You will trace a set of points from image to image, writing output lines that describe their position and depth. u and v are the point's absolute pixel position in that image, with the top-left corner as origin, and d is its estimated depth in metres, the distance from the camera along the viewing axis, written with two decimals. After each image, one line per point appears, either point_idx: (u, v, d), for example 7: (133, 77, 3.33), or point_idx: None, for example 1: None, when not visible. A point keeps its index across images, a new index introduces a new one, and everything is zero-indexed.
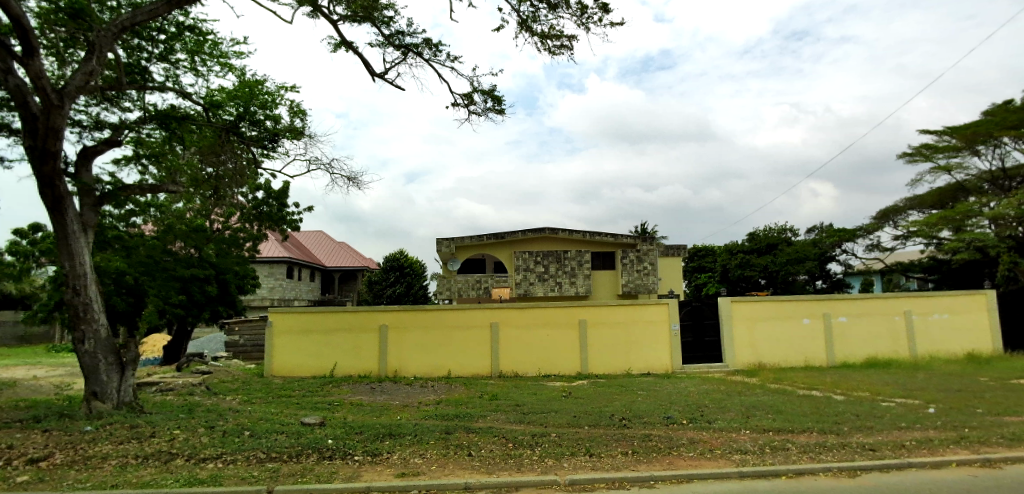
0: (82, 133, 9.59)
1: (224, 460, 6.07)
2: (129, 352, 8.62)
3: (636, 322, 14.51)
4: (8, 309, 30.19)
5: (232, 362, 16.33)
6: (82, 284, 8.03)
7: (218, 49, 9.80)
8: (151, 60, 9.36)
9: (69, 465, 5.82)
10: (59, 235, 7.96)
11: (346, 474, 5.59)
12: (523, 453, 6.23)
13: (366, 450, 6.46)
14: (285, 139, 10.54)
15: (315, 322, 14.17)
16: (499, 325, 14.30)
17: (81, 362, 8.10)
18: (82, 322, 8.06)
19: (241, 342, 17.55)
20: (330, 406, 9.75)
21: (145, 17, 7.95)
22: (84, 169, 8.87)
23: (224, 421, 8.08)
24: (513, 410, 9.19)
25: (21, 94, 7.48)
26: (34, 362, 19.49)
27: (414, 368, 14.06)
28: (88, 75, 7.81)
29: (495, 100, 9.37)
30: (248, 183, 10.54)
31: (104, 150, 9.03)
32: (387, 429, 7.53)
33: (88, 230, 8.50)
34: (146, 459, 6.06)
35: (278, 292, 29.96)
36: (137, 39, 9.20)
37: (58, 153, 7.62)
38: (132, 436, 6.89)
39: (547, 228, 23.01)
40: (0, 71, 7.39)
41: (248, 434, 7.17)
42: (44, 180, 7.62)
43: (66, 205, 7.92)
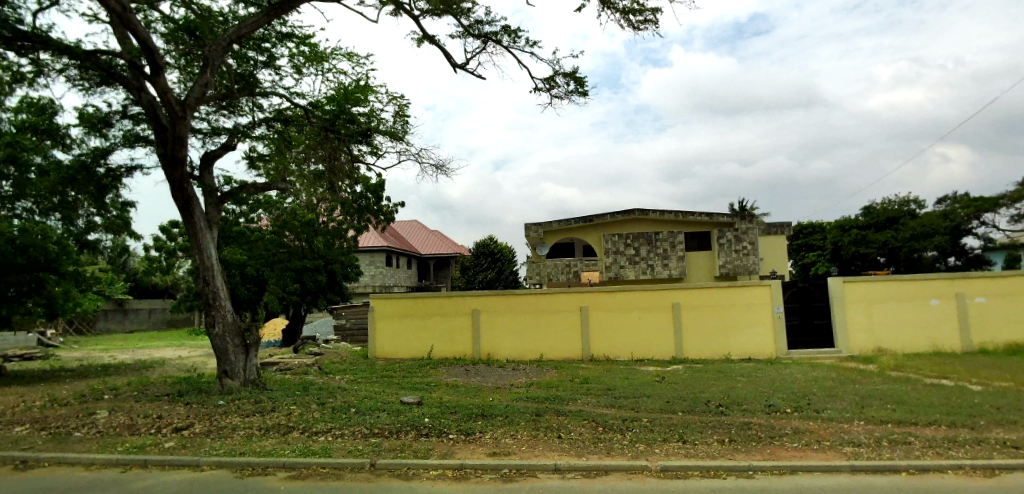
0: (205, 140, 10.67)
1: (334, 434, 6.64)
2: (253, 335, 9.59)
3: (735, 305, 13.74)
4: (157, 299, 34.82)
5: (340, 345, 17.71)
6: (211, 275, 9.04)
7: (318, 52, 10.46)
8: (258, 68, 10.21)
9: (205, 434, 6.66)
10: (190, 231, 9.01)
11: (442, 451, 5.89)
12: (613, 437, 6.18)
13: (460, 428, 6.75)
14: (380, 134, 11.08)
15: (413, 307, 14.93)
16: (589, 309, 14.20)
17: (213, 344, 9.14)
18: (211, 308, 9.08)
19: (348, 326, 18.91)
20: (428, 387, 10.24)
21: (249, 29, 8.70)
22: (207, 172, 9.90)
23: (334, 398, 8.79)
24: (603, 394, 9.10)
25: (152, 107, 8.49)
26: (179, 345, 22.30)
27: (506, 351, 14.37)
28: (204, 87, 8.69)
29: (579, 81, 9.23)
30: (349, 177, 11.15)
31: (221, 153, 10.02)
32: (480, 409, 7.81)
33: (213, 226, 9.52)
34: (267, 431, 6.77)
35: (379, 279, 31.91)
36: (245, 50, 10.05)
37: (184, 159, 8.58)
38: (256, 410, 7.73)
39: (636, 209, 22.29)
40: (135, 89, 8.43)
41: (354, 411, 7.76)
42: (174, 184, 8.66)
43: (194, 205, 8.93)
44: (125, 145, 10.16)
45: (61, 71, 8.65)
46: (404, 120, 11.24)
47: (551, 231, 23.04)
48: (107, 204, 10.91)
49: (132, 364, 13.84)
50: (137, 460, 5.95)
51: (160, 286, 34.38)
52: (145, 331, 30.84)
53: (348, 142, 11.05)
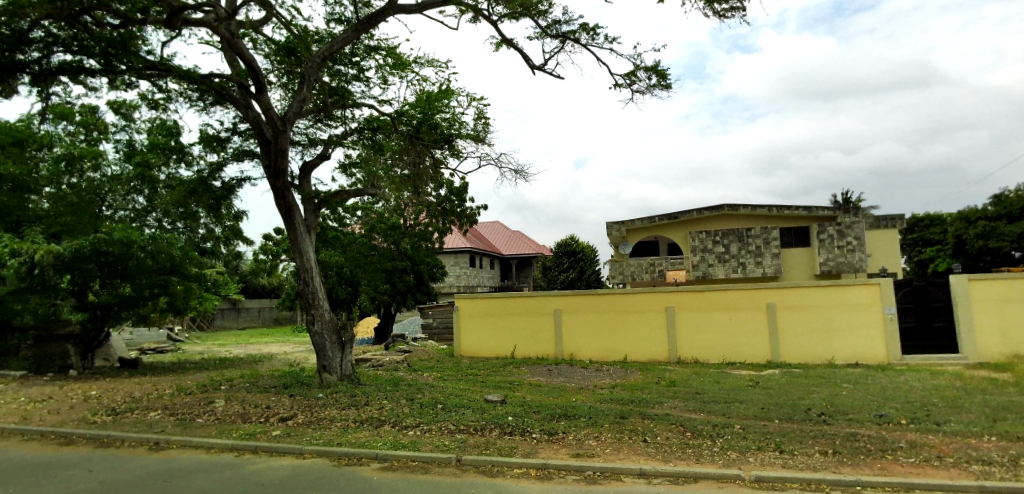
0: (304, 151, 11.51)
1: (422, 428, 6.93)
2: (348, 332, 10.21)
3: (839, 306, 12.65)
4: (266, 298, 38.12)
5: (428, 343, 18.41)
6: (310, 276, 9.74)
7: (404, 62, 10.93)
8: (349, 81, 10.85)
9: (307, 424, 7.22)
10: (291, 236, 9.77)
11: (525, 449, 5.95)
12: (702, 443, 5.92)
13: (543, 428, 6.77)
14: (462, 138, 11.37)
15: (496, 307, 15.21)
16: (675, 309, 13.72)
17: (313, 341, 9.84)
18: (311, 307, 9.78)
19: (435, 324, 19.61)
20: (512, 386, 10.38)
21: (340, 45, 9.25)
22: (306, 181, 10.68)
23: (422, 394, 9.16)
24: (691, 398, 8.75)
25: (258, 124, 9.30)
26: (285, 341, 24.24)
27: (589, 352, 14.21)
28: (301, 102, 9.36)
29: (661, 75, 8.94)
30: (433, 181, 11.56)
31: (317, 163, 10.76)
32: (563, 409, 7.79)
33: (311, 231, 10.25)
34: (362, 423, 7.20)
35: (463, 279, 32.80)
36: (338, 65, 10.71)
37: (285, 170, 9.32)
38: (351, 403, 8.25)
39: (725, 205, 21.18)
40: (243, 108, 9.26)
41: (440, 407, 8.04)
42: (277, 193, 9.42)
43: (294, 212, 9.67)
44: (236, 159, 11.20)
45: (183, 95, 9.68)
46: (485, 124, 11.48)
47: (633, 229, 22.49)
48: (222, 214, 12.10)
49: (245, 358, 15.23)
50: (249, 446, 6.56)
51: (268, 287, 37.60)
52: (257, 328, 33.83)
53: (432, 147, 11.45)
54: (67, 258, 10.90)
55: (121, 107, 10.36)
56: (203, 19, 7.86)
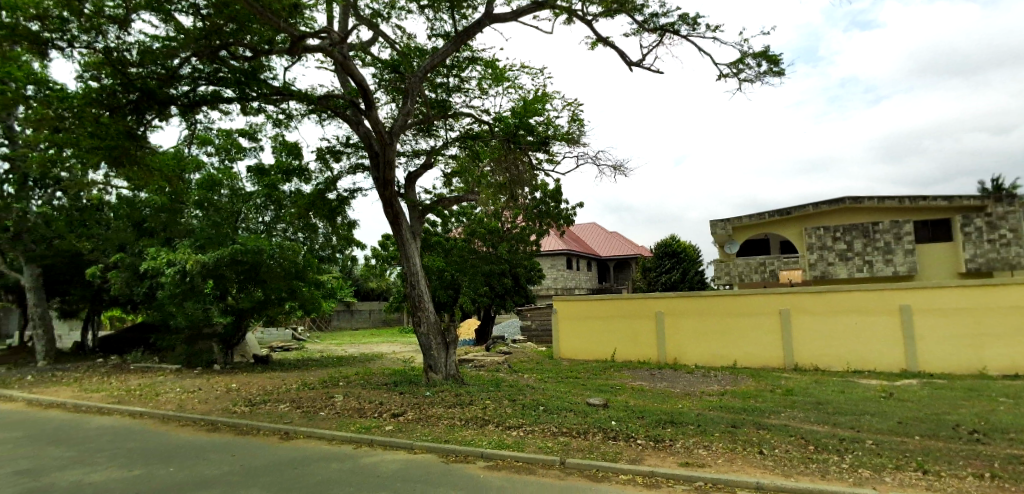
0: (408, 161, 12.12)
1: (525, 429, 7.00)
2: (451, 333, 10.60)
3: (994, 309, 10.97)
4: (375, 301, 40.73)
5: (527, 345, 18.60)
6: (416, 280, 10.24)
7: (500, 71, 11.17)
8: (450, 92, 11.27)
9: (417, 422, 7.61)
10: (398, 242, 10.35)
11: (630, 456, 5.79)
12: (828, 459, 5.40)
13: (648, 434, 6.55)
14: (558, 142, 11.38)
15: (595, 310, 15.02)
16: (790, 312, 12.70)
17: (420, 342, 10.32)
18: (417, 310, 10.27)
19: (534, 327, 19.76)
20: (613, 389, 10.17)
21: (441, 58, 9.64)
22: (411, 189, 11.26)
23: (524, 395, 9.26)
24: (812, 409, 8.02)
25: (368, 138, 9.96)
26: (393, 341, 25.72)
27: (695, 357, 13.56)
28: (406, 115, 9.88)
29: (772, 61, 8.34)
30: (530, 185, 11.68)
31: (421, 172, 11.31)
32: (669, 416, 7.48)
33: (417, 236, 10.78)
34: (467, 422, 7.44)
35: (561, 282, 32.79)
36: (439, 77, 11.17)
37: (392, 180, 9.90)
38: (457, 402, 8.53)
39: (847, 198, 19.24)
40: (355, 124, 9.96)
41: (542, 409, 8.07)
42: (386, 201, 10.03)
43: (401, 219, 10.23)
44: (349, 172, 12.06)
45: (303, 116, 10.60)
46: (579, 125, 11.42)
47: (740, 226, 21.16)
48: (337, 223, 13.10)
49: (359, 357, 16.37)
50: (366, 440, 7.02)
51: (377, 290, 40.17)
52: (368, 328, 36.26)
53: (529, 151, 11.56)
54: (212, 266, 12.40)
55: (252, 131, 11.57)
56: (321, 44, 8.55)
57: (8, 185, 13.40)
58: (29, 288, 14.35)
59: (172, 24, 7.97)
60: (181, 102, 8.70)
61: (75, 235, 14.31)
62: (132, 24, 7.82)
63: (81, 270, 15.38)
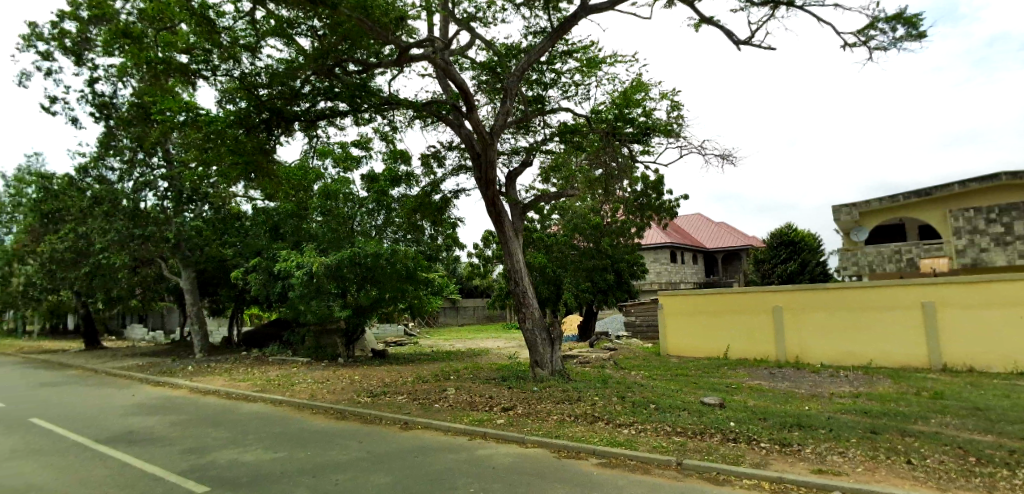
0: (508, 160, 12.32)
1: (636, 428, 6.82)
2: (556, 329, 10.64)
3: None
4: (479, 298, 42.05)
5: (632, 341, 18.17)
6: (519, 276, 10.38)
7: (595, 62, 10.96)
8: (546, 88, 11.27)
9: (527, 416, 7.72)
10: (502, 240, 10.56)
11: (753, 459, 5.42)
12: (999, 473, 4.67)
13: (773, 437, 6.09)
14: (659, 131, 10.94)
15: (704, 304, 14.31)
16: (936, 305, 11.23)
17: (526, 338, 10.45)
18: (522, 306, 10.39)
19: (637, 322, 19.38)
20: (729, 389, 9.61)
21: (538, 55, 9.65)
22: (512, 187, 11.45)
23: (633, 393, 9.02)
24: (973, 416, 6.99)
25: (469, 139, 10.24)
26: (498, 337, 26.34)
27: (820, 354, 12.45)
28: (505, 114, 10.04)
29: (910, 23, 7.39)
30: (630, 177, 11.36)
31: (521, 170, 11.44)
32: (796, 418, 6.90)
33: (518, 233, 10.93)
34: (577, 418, 7.41)
35: (665, 276, 31.69)
36: (536, 74, 11.21)
37: (494, 179, 10.10)
38: (565, 398, 8.53)
39: (1006, 173, 16.64)
40: (457, 126, 10.28)
41: (653, 407, 7.81)
42: (488, 200, 10.26)
43: (503, 217, 10.43)
44: (452, 174, 12.49)
45: (409, 123, 11.12)
46: (681, 112, 10.90)
47: (868, 211, 19.11)
48: (443, 223, 13.65)
49: (466, 352, 16.96)
50: (479, 432, 7.23)
51: (481, 288, 41.49)
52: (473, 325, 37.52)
53: (628, 143, 11.24)
54: (334, 267, 13.45)
55: (363, 141, 12.36)
56: (424, 52, 8.91)
57: (169, 201, 15.47)
58: (187, 290, 16.49)
59: (293, 47, 8.70)
60: (303, 118, 9.47)
61: (222, 242, 16.23)
62: (261, 51, 8.65)
63: (227, 273, 17.38)
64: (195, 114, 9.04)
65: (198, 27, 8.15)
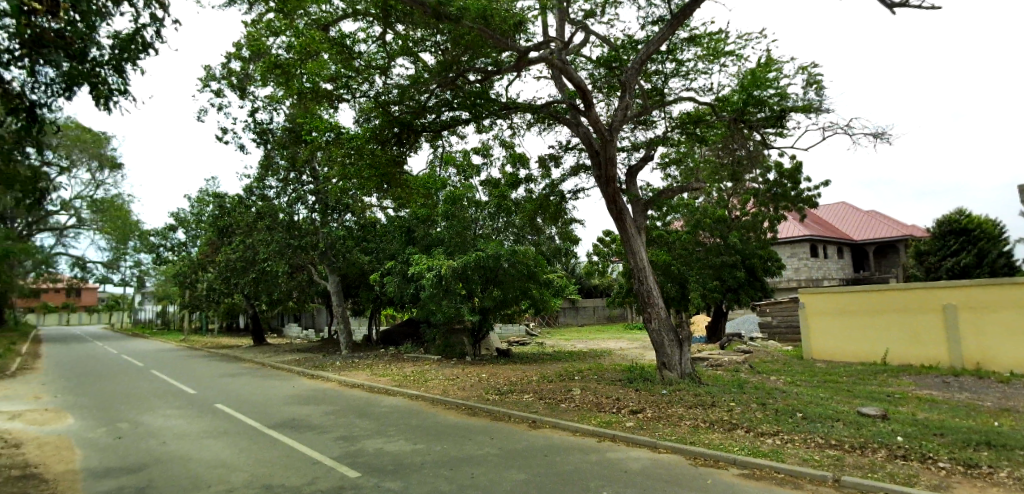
0: (628, 156, 12.04)
1: (781, 438, 6.27)
2: (685, 330, 10.23)
3: None
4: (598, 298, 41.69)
5: (768, 343, 16.82)
6: (644, 275, 10.12)
7: (718, 46, 10.31)
8: (667, 78, 10.82)
9: (657, 420, 7.47)
10: (624, 238, 10.37)
11: (931, 481, 4.71)
12: None
13: (955, 457, 5.25)
14: (796, 113, 9.97)
15: (855, 303, 12.85)
16: None
17: (652, 339, 10.17)
18: (647, 306, 10.09)
19: (774, 323, 17.98)
20: (893, 399, 8.48)
21: (657, 45, 9.30)
22: (633, 183, 11.22)
23: (776, 399, 8.31)
24: None
25: (588, 137, 10.16)
26: (620, 338, 25.89)
27: (1010, 362, 10.51)
28: (625, 109, 9.83)
29: None
30: (764, 165, 10.50)
31: (642, 165, 11.14)
32: (984, 436, 5.88)
33: (641, 230, 10.67)
34: (713, 424, 7.01)
35: (805, 272, 29.00)
36: (655, 65, 10.81)
37: (614, 177, 9.94)
38: (697, 402, 8.11)
39: None
40: (575, 125, 10.26)
41: (800, 416, 7.13)
42: (609, 198, 10.13)
43: (625, 215, 10.24)
44: (572, 174, 12.48)
45: (528, 126, 11.29)
46: (819, 89, 9.86)
47: None
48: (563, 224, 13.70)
49: (589, 353, 16.89)
50: (609, 434, 7.11)
51: (601, 288, 41.12)
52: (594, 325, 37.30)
53: (760, 128, 10.39)
54: (460, 270, 14.08)
55: (484, 147, 12.80)
56: (542, 54, 8.98)
57: (317, 213, 17.25)
58: (334, 292, 18.29)
59: (419, 63, 9.24)
60: (430, 130, 10.01)
61: (361, 249, 17.77)
62: (392, 70, 9.29)
63: (367, 277, 19.00)
64: (337, 134, 9.98)
65: (338, 55, 8.98)
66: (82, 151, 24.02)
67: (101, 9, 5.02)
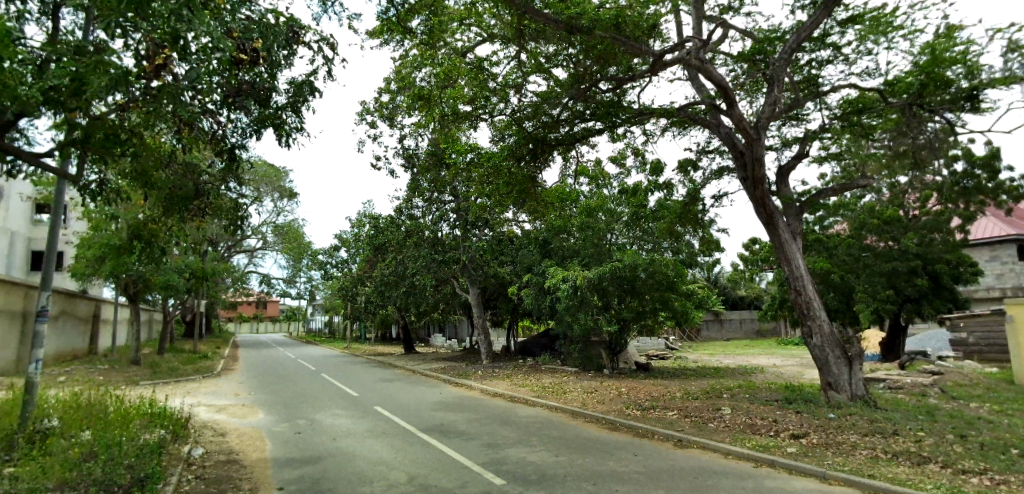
0: (779, 154, 11.13)
1: (992, 478, 5.22)
2: (854, 346, 9.23)
3: None
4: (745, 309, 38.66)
5: (965, 364, 14.22)
6: (802, 285, 9.34)
7: (884, 22, 9.11)
8: (822, 66, 9.82)
9: (825, 447, 6.67)
10: (777, 245, 9.67)
11: None
12: None
13: None
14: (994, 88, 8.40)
15: None
16: None
17: (814, 355, 9.32)
18: (807, 318, 9.34)
19: (971, 341, 15.75)
20: None
21: (809, 31, 8.50)
22: (784, 184, 10.46)
23: (981, 431, 6.97)
24: None
25: (731, 139, 9.60)
26: (773, 353, 23.69)
27: None
28: (774, 104, 9.21)
29: None
30: (951, 154, 9.00)
31: (796, 164, 10.28)
32: None
33: (797, 236, 9.86)
34: (897, 456, 6.07)
35: (1011, 279, 24.16)
36: (807, 53, 9.86)
37: (763, 179, 9.33)
38: (874, 430, 7.10)
39: None
40: (717, 126, 9.80)
41: (1017, 453, 5.88)
42: (757, 202, 9.56)
43: (776, 219, 9.57)
44: (714, 178, 11.83)
45: (663, 132, 10.97)
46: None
47: None
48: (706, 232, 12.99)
49: (737, 369, 15.69)
50: (766, 459, 6.50)
51: (748, 299, 38.12)
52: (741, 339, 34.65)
53: (944, 111, 8.93)
54: (596, 281, 13.97)
55: (617, 157, 12.65)
56: (679, 55, 8.66)
57: (458, 229, 18.31)
58: (475, 304, 19.22)
59: (552, 79, 9.44)
60: (563, 144, 10.15)
61: (498, 262, 18.48)
62: (525, 88, 9.59)
63: (504, 289, 19.69)
64: (476, 154, 10.53)
65: (475, 79, 9.53)
66: (268, 185, 28.28)
67: (282, 61, 5.83)
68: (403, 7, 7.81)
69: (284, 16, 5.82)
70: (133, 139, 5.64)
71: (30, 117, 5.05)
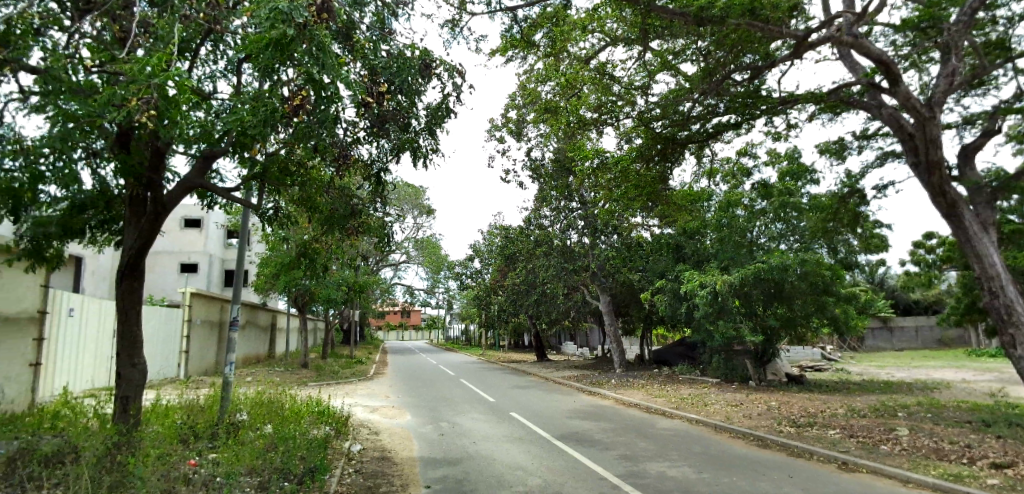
0: (961, 132, 9.52)
1: None
2: None
3: None
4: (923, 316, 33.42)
5: None
6: (1000, 286, 7.84)
7: None
8: (1014, 24, 8.25)
9: None
10: (962, 238, 8.23)
11: None
12: None
13: None
14: None
15: None
16: None
17: (1019, 369, 7.76)
18: (1009, 326, 7.77)
19: None
20: None
21: None
22: (969, 168, 8.91)
23: None
24: None
25: (896, 120, 8.40)
26: (961, 367, 20.14)
27: None
28: (951, 75, 7.89)
29: None
30: None
31: (983, 143, 8.72)
32: None
33: (990, 227, 8.33)
34: None
35: None
36: (993, 11, 8.34)
37: (941, 163, 8.00)
38: None
39: None
40: (877, 107, 8.65)
41: None
42: (934, 190, 8.18)
43: (961, 209, 8.13)
44: (876, 166, 10.42)
45: (811, 119, 9.94)
46: None
47: None
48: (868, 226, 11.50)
49: (915, 384, 13.56)
50: (960, 491, 5.49)
51: (925, 304, 32.94)
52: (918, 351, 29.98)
53: None
54: (737, 286, 13.02)
55: (757, 150, 11.69)
56: (826, 33, 7.81)
57: (586, 237, 18.23)
58: (606, 312, 18.95)
59: (680, 76, 9.06)
60: (695, 141, 9.65)
61: (629, 269, 18.05)
62: (653, 88, 9.29)
63: (636, 297, 19.16)
64: (603, 159, 10.40)
65: (600, 84, 9.47)
66: (409, 203, 30.68)
67: (419, 90, 6.30)
68: (527, 21, 8.23)
69: (418, 48, 6.29)
70: (300, 171, 6.46)
71: (224, 158, 6.01)
